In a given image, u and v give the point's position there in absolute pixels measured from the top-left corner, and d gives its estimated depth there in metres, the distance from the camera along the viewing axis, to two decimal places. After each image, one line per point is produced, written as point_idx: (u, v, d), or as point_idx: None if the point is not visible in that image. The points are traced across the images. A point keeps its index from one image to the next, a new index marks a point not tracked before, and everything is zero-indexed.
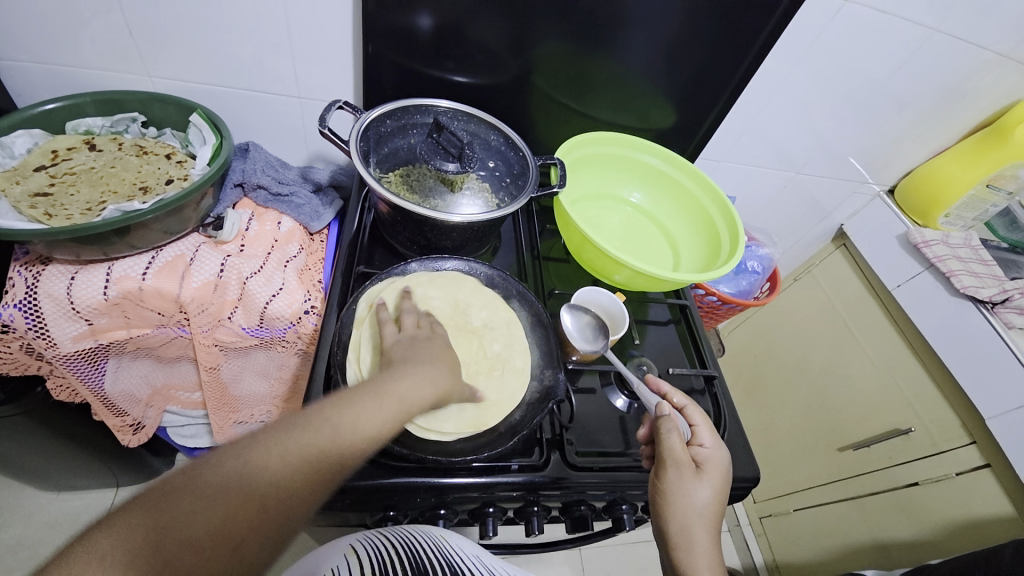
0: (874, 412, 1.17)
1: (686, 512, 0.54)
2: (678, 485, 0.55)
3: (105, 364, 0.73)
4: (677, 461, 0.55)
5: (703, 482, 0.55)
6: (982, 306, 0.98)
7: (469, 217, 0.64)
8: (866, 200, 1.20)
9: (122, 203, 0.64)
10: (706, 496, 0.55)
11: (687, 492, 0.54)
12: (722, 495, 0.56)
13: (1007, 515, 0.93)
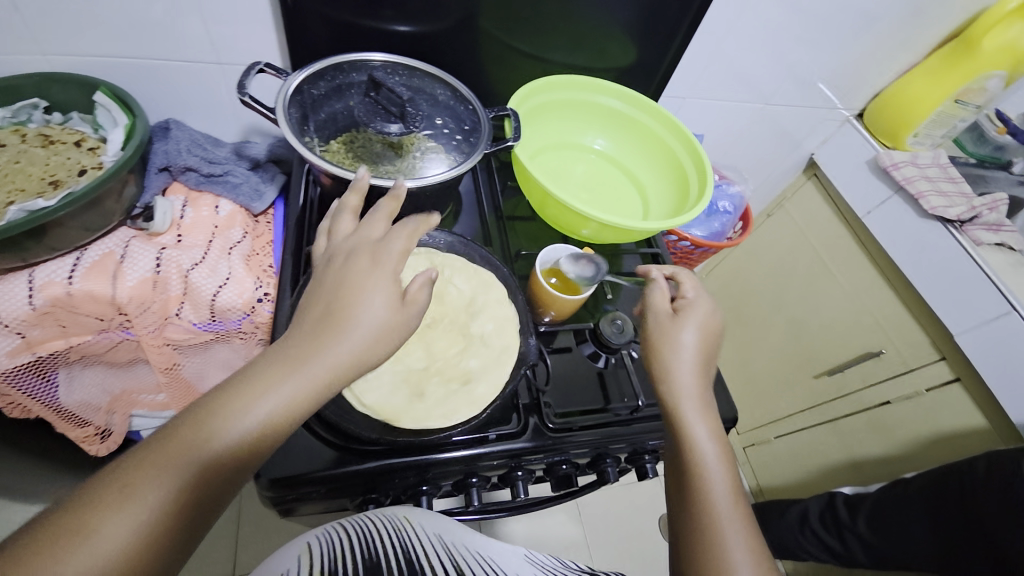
0: (847, 339, 1.19)
1: (669, 353, 0.53)
2: (662, 328, 0.55)
3: (55, 376, 0.71)
4: (661, 307, 0.56)
5: (686, 323, 0.55)
6: (950, 226, 0.99)
7: (423, 181, 0.59)
8: (835, 126, 1.16)
9: (27, 201, 0.57)
10: (690, 337, 0.54)
11: (669, 334, 0.54)
12: (708, 339, 0.54)
13: (977, 425, 0.97)
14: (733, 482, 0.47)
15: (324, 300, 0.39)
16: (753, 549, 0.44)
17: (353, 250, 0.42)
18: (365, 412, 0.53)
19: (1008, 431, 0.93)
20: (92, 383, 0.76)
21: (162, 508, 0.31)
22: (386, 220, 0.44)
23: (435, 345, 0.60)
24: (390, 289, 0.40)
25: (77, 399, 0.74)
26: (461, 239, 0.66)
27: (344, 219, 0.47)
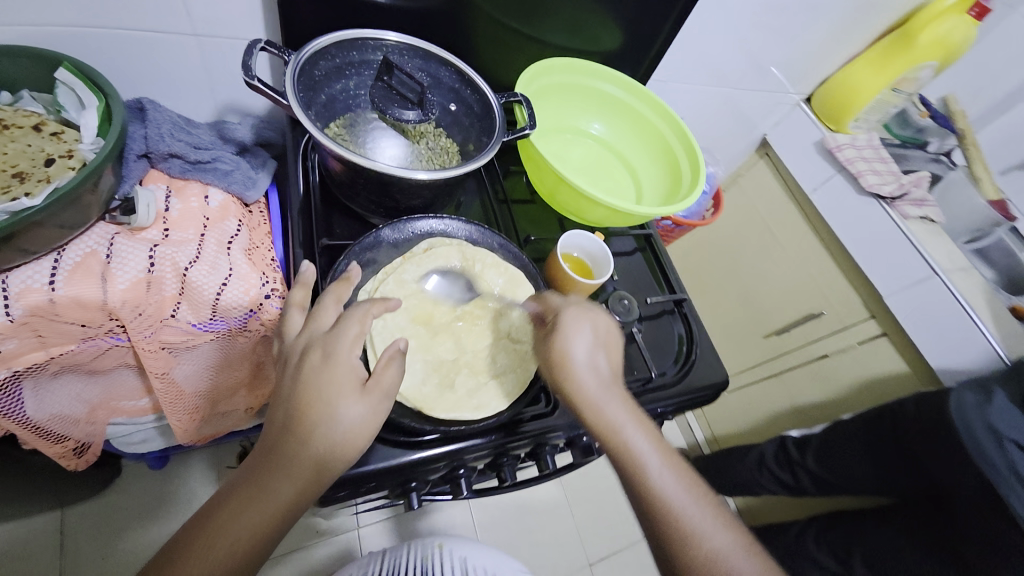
0: (794, 303, 1.33)
1: (572, 372, 0.50)
2: (553, 348, 0.51)
3: (22, 389, 0.63)
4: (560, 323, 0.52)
5: (573, 335, 0.52)
6: (883, 202, 1.14)
7: (438, 174, 0.58)
8: (787, 109, 1.27)
9: (6, 201, 0.49)
10: (586, 350, 0.51)
11: (564, 348, 0.51)
12: (603, 341, 0.53)
13: (899, 371, 1.14)
14: (692, 484, 0.48)
15: (289, 401, 0.44)
16: (740, 542, 0.46)
17: (309, 345, 0.46)
18: (416, 404, 0.54)
19: (924, 375, 1.10)
20: (69, 395, 0.70)
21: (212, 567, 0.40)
22: (335, 305, 0.50)
23: (465, 337, 0.60)
24: (348, 375, 0.45)
25: (51, 413, 0.68)
26: (479, 228, 0.66)
27: (294, 316, 0.51)
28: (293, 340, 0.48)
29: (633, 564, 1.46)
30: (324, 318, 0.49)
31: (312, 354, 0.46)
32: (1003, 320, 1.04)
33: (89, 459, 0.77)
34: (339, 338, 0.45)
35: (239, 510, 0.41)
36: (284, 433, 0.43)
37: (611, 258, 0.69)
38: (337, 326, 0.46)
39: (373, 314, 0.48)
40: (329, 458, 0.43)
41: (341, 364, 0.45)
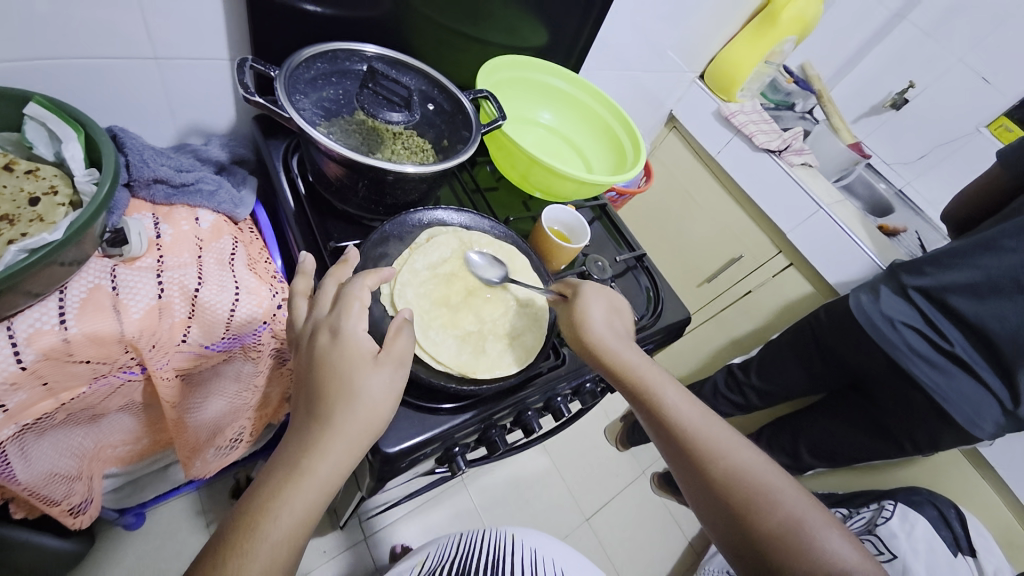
0: (718, 252, 1.55)
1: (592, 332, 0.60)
2: (574, 314, 0.62)
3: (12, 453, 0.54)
4: (583, 292, 0.63)
5: (590, 305, 0.62)
6: (774, 155, 1.37)
7: (429, 168, 0.63)
8: (687, 86, 1.47)
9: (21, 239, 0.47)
10: (601, 316, 0.61)
11: (585, 314, 0.61)
12: (616, 311, 0.64)
13: (807, 292, 1.39)
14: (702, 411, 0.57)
15: (310, 383, 0.46)
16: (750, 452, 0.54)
17: (317, 327, 0.49)
18: (459, 370, 0.60)
19: (826, 291, 1.35)
20: (56, 451, 0.61)
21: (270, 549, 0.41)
22: (335, 285, 0.53)
23: (481, 310, 0.67)
24: (361, 349, 0.47)
25: (44, 474, 0.60)
26: (471, 215, 0.74)
27: (300, 303, 0.54)
28: (303, 325, 0.51)
29: (623, 509, 1.61)
30: (324, 301, 0.51)
31: (322, 335, 0.48)
32: (875, 236, 1.31)
33: (84, 519, 0.71)
34: (342, 316, 0.48)
35: (280, 501, 0.42)
36: (311, 415, 0.45)
37: (587, 227, 0.79)
38: (338, 305, 0.49)
39: (369, 285, 0.52)
40: (358, 430, 0.45)
41: (349, 340, 0.47)
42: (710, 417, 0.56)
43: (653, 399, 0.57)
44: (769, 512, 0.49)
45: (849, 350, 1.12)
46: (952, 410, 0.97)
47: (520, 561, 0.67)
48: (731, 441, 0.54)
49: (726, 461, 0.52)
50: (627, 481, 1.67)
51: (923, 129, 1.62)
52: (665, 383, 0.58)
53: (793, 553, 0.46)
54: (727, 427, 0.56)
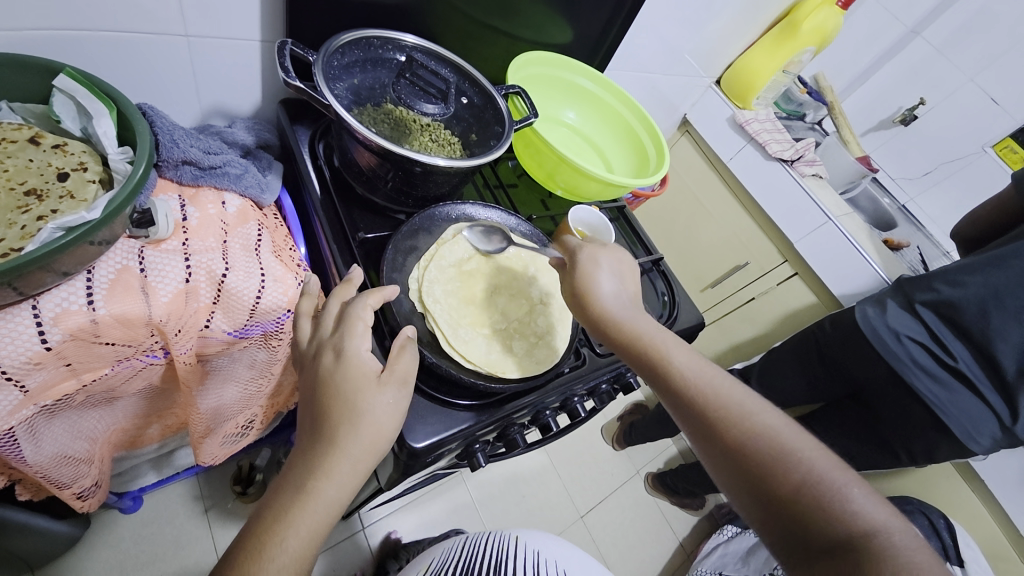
0: (724, 258, 1.56)
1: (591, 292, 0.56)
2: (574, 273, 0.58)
3: (27, 436, 0.53)
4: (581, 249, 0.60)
5: (587, 263, 0.58)
6: (787, 164, 1.38)
7: (462, 162, 0.62)
8: (702, 91, 1.47)
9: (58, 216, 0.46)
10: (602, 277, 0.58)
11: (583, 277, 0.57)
12: (614, 268, 0.60)
13: (811, 302, 1.41)
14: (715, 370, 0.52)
15: (314, 401, 0.46)
16: (776, 414, 0.49)
17: (321, 348, 0.50)
18: (487, 368, 0.60)
19: (830, 301, 1.37)
20: (70, 433, 0.60)
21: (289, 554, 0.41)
22: (339, 304, 0.53)
23: (506, 310, 0.66)
24: (366, 368, 0.48)
25: (56, 456, 0.60)
26: (498, 213, 0.73)
27: (304, 322, 0.55)
28: (306, 345, 0.52)
29: (617, 508, 1.63)
30: (328, 320, 0.52)
31: (325, 355, 0.48)
32: (881, 251, 1.34)
33: (93, 502, 0.70)
34: (347, 336, 0.49)
35: (285, 523, 0.41)
36: (315, 434, 0.45)
37: (611, 229, 0.78)
38: (342, 326, 0.50)
39: (372, 305, 0.52)
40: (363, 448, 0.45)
41: (353, 359, 0.48)
42: (724, 379, 0.51)
43: (664, 367, 0.52)
44: (789, 475, 0.44)
45: (852, 362, 1.14)
46: (953, 423, 1.00)
47: (526, 570, 0.63)
48: (749, 403, 0.49)
49: (744, 424, 0.47)
50: (622, 481, 1.69)
51: (929, 146, 1.65)
52: (670, 347, 0.53)
53: (823, 517, 0.41)
54: (743, 386, 0.51)
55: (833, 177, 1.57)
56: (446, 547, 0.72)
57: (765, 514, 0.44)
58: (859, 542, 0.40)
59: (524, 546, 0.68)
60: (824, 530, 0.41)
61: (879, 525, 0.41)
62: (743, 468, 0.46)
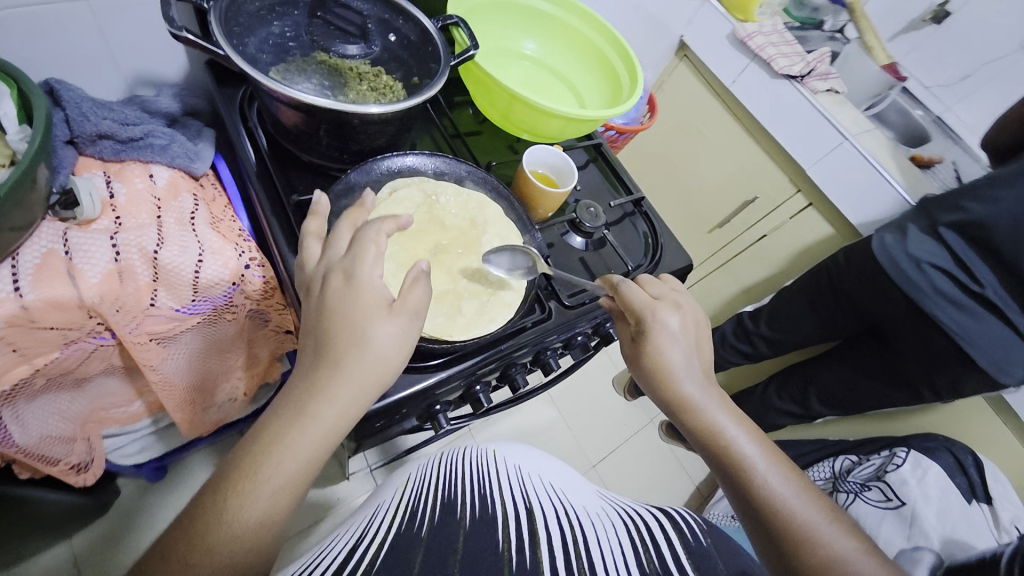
0: (731, 194, 1.44)
1: (667, 363, 0.55)
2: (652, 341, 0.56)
3: (1, 417, 0.57)
4: (662, 308, 0.58)
5: (671, 331, 0.57)
6: (795, 81, 1.24)
7: (394, 106, 0.57)
8: (699, 6, 1.32)
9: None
10: (678, 349, 0.56)
11: (663, 345, 0.56)
12: (695, 335, 0.58)
13: (826, 234, 1.30)
14: (801, 484, 0.50)
15: (321, 323, 0.45)
16: (861, 546, 0.46)
17: (329, 271, 0.47)
18: (434, 332, 0.56)
19: (848, 231, 1.26)
20: (50, 414, 0.64)
21: (283, 481, 0.40)
22: (350, 229, 0.50)
23: (456, 267, 0.61)
24: (375, 294, 0.46)
25: (37, 436, 0.64)
26: (443, 160, 0.67)
27: (311, 245, 0.51)
28: (313, 269, 0.49)
29: (629, 456, 1.63)
30: (339, 242, 0.49)
31: (334, 279, 0.46)
32: (905, 169, 1.20)
33: (90, 477, 0.75)
34: (357, 260, 0.46)
35: (283, 443, 0.41)
36: (314, 363, 0.44)
37: (575, 167, 0.72)
38: (353, 248, 0.47)
39: (386, 232, 0.49)
40: (369, 372, 0.44)
41: (362, 283, 0.45)
42: (810, 490, 0.50)
43: (743, 460, 0.51)
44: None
45: (867, 295, 1.05)
46: (976, 353, 0.91)
47: (506, 478, 0.59)
48: (836, 528, 0.47)
49: (827, 546, 0.45)
50: (634, 430, 1.68)
51: (966, 47, 1.45)
52: (749, 439, 0.53)
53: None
54: (827, 504, 0.49)
55: (853, 98, 1.40)
56: (421, 462, 0.67)
57: None
58: None
59: (502, 457, 0.65)
60: None
61: None
62: None
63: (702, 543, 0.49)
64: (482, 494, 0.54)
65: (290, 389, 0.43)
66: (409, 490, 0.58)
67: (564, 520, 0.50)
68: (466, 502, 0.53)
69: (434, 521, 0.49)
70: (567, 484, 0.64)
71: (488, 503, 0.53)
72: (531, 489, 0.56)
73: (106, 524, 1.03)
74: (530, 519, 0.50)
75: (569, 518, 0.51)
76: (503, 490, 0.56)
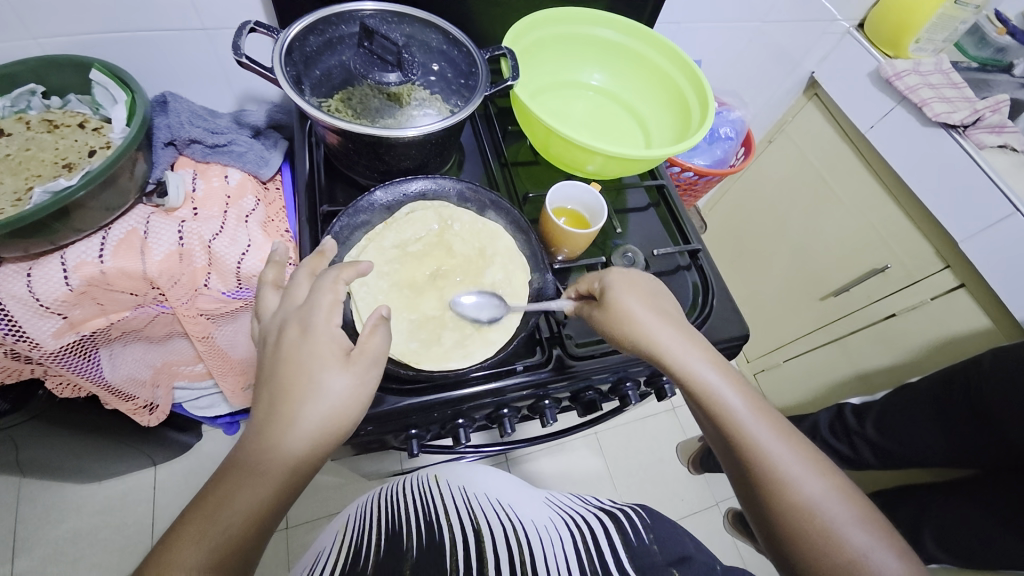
0: (853, 259, 1.20)
1: (625, 325, 0.53)
2: (607, 305, 0.54)
3: (98, 356, 0.70)
4: (617, 274, 0.56)
5: (625, 292, 0.54)
6: (954, 131, 0.98)
7: (429, 127, 0.58)
8: (837, 39, 1.14)
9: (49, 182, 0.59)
10: (638, 304, 0.54)
11: (620, 301, 0.54)
12: (654, 289, 0.56)
13: (981, 328, 1.00)
14: (781, 430, 0.47)
15: (275, 376, 0.44)
16: (835, 486, 0.43)
17: (285, 321, 0.46)
18: (404, 357, 0.58)
19: (1012, 329, 0.95)
20: (133, 358, 0.76)
21: (227, 539, 0.38)
22: (309, 278, 0.50)
23: (449, 294, 0.64)
24: (333, 346, 0.44)
25: (123, 375, 0.75)
26: (470, 187, 0.67)
27: (269, 294, 0.50)
28: (270, 320, 0.48)
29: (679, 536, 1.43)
30: (298, 292, 0.48)
31: (291, 328, 0.45)
32: None
33: (159, 417, 0.85)
34: (314, 309, 0.45)
35: (231, 489, 0.39)
36: (268, 412, 0.43)
37: (604, 204, 0.67)
38: (311, 297, 0.46)
39: (345, 281, 0.47)
40: (323, 424, 0.43)
41: (320, 334, 0.44)
42: (778, 425, 0.47)
43: (712, 418, 0.48)
44: (829, 553, 0.40)
45: (1013, 416, 0.79)
46: None
47: (449, 500, 0.53)
48: (806, 464, 0.44)
49: (798, 493, 0.43)
50: (692, 509, 1.47)
51: None
52: (714, 376, 0.49)
53: None
54: (805, 444, 0.46)
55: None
56: (365, 501, 0.64)
57: None
58: None
59: (442, 480, 0.59)
60: None
61: None
62: (795, 555, 0.41)
63: (644, 541, 0.45)
64: (426, 519, 0.50)
65: (242, 448, 0.42)
66: (348, 534, 0.53)
67: (512, 540, 0.45)
68: (413, 529, 0.48)
69: (375, 554, 0.44)
70: (515, 496, 0.57)
71: (431, 527, 0.48)
72: (474, 508, 0.51)
73: (183, 460, 1.22)
74: (477, 546, 0.44)
75: (517, 538, 0.45)
76: (447, 512, 0.50)
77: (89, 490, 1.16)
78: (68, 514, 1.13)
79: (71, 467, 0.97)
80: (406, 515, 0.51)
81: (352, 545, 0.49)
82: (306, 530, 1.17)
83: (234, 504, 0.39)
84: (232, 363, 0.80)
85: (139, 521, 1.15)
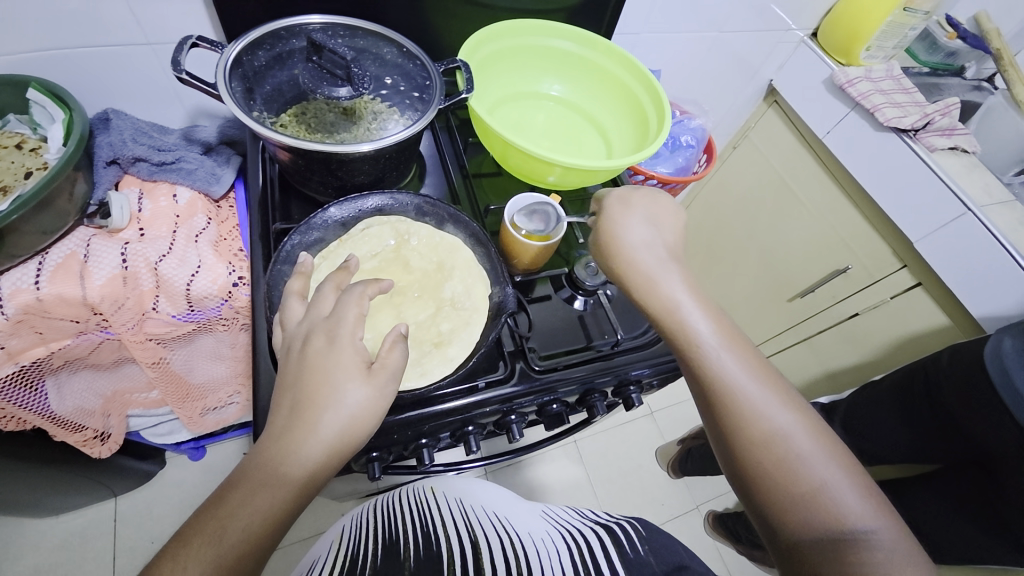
0: (816, 262, 1.23)
1: (618, 248, 0.53)
2: (604, 228, 0.55)
3: (42, 386, 0.66)
4: (620, 195, 0.56)
5: (625, 216, 0.54)
6: (905, 135, 1.01)
7: (383, 141, 0.56)
8: (792, 48, 1.18)
9: None
10: (634, 228, 0.54)
11: (616, 227, 0.54)
12: (654, 212, 0.56)
13: (939, 325, 1.03)
14: (755, 363, 0.46)
15: (297, 386, 0.42)
16: (804, 421, 0.43)
17: (310, 331, 0.45)
18: None
19: (969, 325, 0.98)
20: (82, 388, 0.72)
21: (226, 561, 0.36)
22: (334, 292, 0.48)
23: (406, 311, 0.62)
24: (355, 358, 0.43)
25: (71, 405, 0.71)
26: (428, 201, 0.67)
27: (294, 303, 0.49)
28: (294, 328, 0.47)
29: None
30: (324, 304, 0.47)
31: (316, 339, 0.44)
32: None
33: (112, 446, 0.81)
34: (341, 322, 0.44)
35: (224, 512, 0.38)
36: (273, 431, 0.42)
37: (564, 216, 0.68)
38: (337, 310, 0.45)
39: (370, 296, 0.47)
40: (341, 436, 0.41)
41: (346, 346, 0.43)
42: (755, 360, 0.47)
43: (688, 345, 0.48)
44: (788, 481, 0.41)
45: (970, 411, 0.82)
46: None
47: (446, 512, 0.52)
48: (775, 397, 0.44)
49: (766, 423, 0.43)
50: (673, 514, 1.47)
51: None
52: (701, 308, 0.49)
53: (810, 528, 0.39)
54: (778, 380, 0.46)
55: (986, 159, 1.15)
56: (351, 516, 0.62)
57: (755, 516, 0.43)
58: (849, 548, 0.37)
59: (439, 493, 0.58)
60: (812, 534, 0.39)
61: (870, 528, 0.38)
62: (752, 478, 0.42)
63: (639, 552, 0.43)
64: (424, 532, 0.48)
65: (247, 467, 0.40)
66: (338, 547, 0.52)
67: (510, 553, 0.43)
68: (410, 542, 0.47)
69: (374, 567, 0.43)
70: (513, 509, 0.55)
71: (431, 540, 0.47)
72: (471, 520, 0.50)
73: (146, 489, 1.17)
74: (473, 559, 0.43)
75: (514, 550, 0.44)
76: (447, 524, 0.49)
77: (43, 526, 1.10)
78: (20, 553, 1.07)
79: (22, 504, 0.92)
80: (402, 529, 0.50)
81: (348, 559, 0.47)
82: (278, 557, 1.13)
83: (235, 521, 0.37)
84: (188, 388, 0.77)
85: (98, 557, 1.09)
